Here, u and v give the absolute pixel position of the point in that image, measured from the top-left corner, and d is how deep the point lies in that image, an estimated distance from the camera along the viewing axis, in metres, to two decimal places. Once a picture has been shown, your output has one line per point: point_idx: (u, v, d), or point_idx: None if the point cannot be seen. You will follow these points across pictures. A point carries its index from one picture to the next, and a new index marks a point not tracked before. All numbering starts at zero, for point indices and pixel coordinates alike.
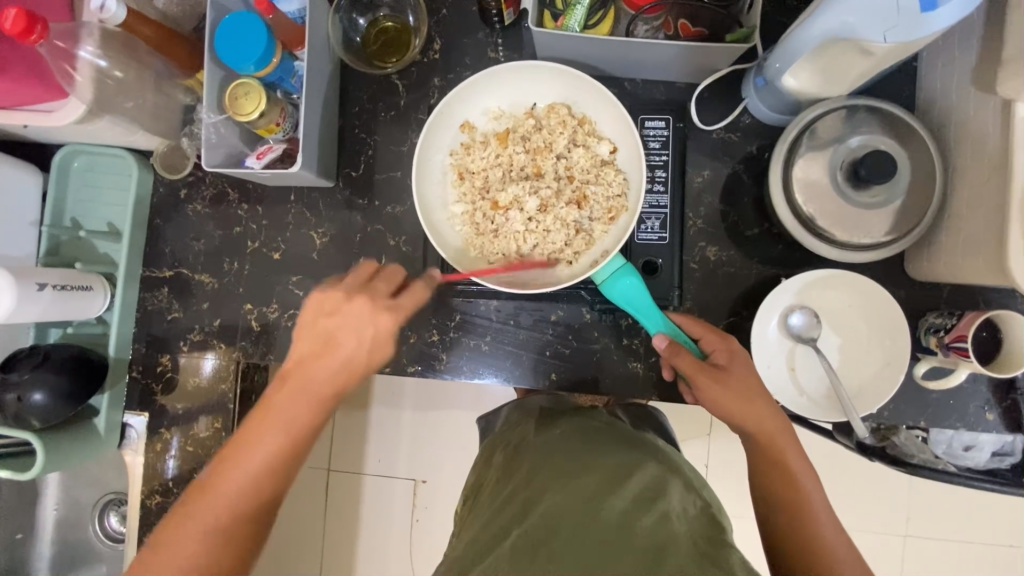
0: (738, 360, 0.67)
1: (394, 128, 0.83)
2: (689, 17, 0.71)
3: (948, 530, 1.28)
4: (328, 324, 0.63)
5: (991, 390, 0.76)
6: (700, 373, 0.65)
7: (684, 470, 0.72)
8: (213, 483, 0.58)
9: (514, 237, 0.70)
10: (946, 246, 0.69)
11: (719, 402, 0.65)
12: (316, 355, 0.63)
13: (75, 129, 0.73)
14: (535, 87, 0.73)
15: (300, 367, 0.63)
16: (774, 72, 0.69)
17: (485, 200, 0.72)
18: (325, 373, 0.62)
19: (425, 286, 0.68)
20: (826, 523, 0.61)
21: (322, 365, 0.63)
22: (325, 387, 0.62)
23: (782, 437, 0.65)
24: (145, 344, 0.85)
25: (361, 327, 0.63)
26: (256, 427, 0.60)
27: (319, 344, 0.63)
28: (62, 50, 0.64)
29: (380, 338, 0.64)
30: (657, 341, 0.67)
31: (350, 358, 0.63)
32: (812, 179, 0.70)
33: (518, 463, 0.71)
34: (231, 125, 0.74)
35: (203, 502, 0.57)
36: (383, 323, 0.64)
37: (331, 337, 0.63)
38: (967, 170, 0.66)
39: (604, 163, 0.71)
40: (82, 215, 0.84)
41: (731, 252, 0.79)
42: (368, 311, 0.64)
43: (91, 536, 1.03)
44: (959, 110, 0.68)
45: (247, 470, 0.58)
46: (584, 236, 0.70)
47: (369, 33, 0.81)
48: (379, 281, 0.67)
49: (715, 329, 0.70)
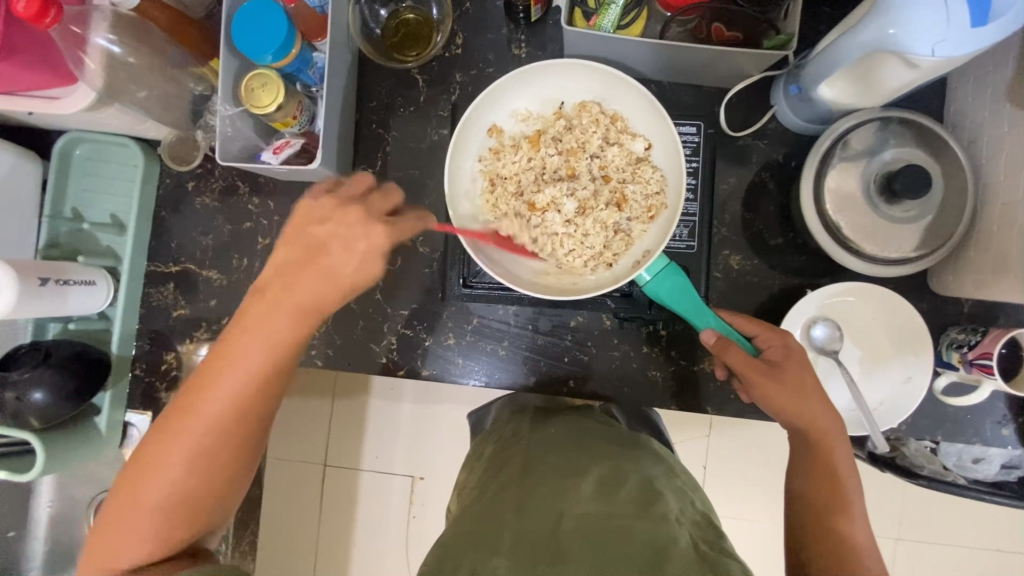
0: (795, 354, 0.66)
1: (413, 124, 0.81)
2: (724, 21, 0.69)
3: (939, 533, 1.30)
4: (318, 231, 0.56)
5: (1008, 407, 0.76)
6: (754, 371, 0.64)
7: (678, 472, 0.72)
8: (198, 394, 0.53)
9: (553, 240, 0.68)
10: (972, 263, 0.68)
11: (772, 397, 0.64)
12: (302, 263, 0.56)
13: (81, 116, 0.69)
14: (566, 85, 0.71)
15: (285, 273, 0.56)
16: (810, 81, 0.67)
17: (521, 203, 0.69)
18: (311, 282, 0.55)
19: (418, 220, 0.61)
20: (862, 530, 0.60)
21: (311, 278, 0.55)
22: (309, 298, 0.55)
23: (834, 436, 0.64)
24: (148, 341, 0.83)
25: (349, 240, 0.56)
26: (241, 338, 0.54)
27: (306, 251, 0.56)
28: (76, 36, 0.61)
29: (368, 257, 0.56)
30: (704, 337, 0.66)
31: (336, 270, 0.56)
32: (845, 192, 0.70)
33: (514, 457, 0.70)
34: (246, 118, 0.71)
35: (186, 413, 0.53)
36: (375, 236, 0.56)
37: (321, 244, 0.56)
38: (998, 186, 0.66)
39: (639, 161, 0.69)
40: (83, 205, 0.81)
41: (755, 261, 0.78)
42: (361, 221, 0.56)
43: (85, 534, 1.00)
44: (993, 125, 0.67)
45: (226, 387, 0.53)
46: (625, 236, 0.68)
47: (389, 25, 0.80)
48: (373, 195, 0.59)
49: (768, 325, 0.68)
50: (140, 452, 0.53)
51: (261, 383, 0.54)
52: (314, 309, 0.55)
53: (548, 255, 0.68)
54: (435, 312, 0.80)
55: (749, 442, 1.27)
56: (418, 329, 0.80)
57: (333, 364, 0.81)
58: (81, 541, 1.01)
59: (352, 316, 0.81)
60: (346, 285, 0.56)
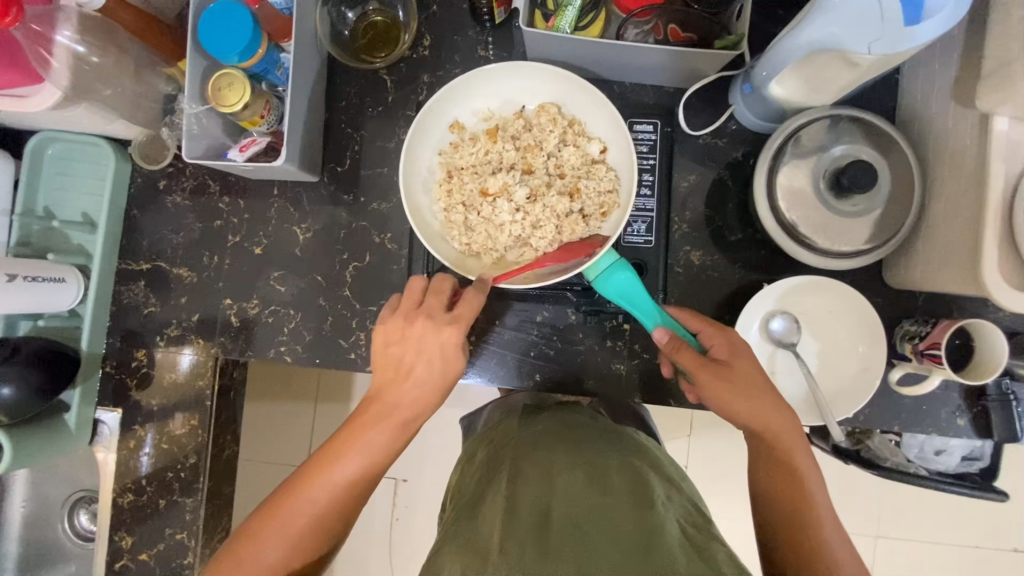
0: (739, 354, 0.67)
1: (381, 123, 0.82)
2: (679, 22, 0.72)
3: (918, 531, 1.31)
4: (399, 349, 0.65)
5: (962, 397, 0.78)
6: (702, 369, 0.65)
7: (665, 466, 0.73)
8: (295, 492, 0.60)
9: (502, 229, 0.70)
10: (922, 255, 0.70)
11: (722, 398, 0.65)
12: (396, 376, 0.65)
13: (49, 115, 0.70)
14: (527, 87, 0.73)
15: (387, 385, 0.65)
16: (760, 79, 0.69)
17: (473, 194, 0.71)
18: (406, 396, 0.64)
19: (477, 292, 0.66)
20: (829, 523, 0.61)
21: (410, 385, 0.64)
22: (405, 410, 0.63)
23: (788, 433, 0.65)
24: (120, 338, 0.84)
25: (428, 348, 0.65)
26: (347, 447, 0.61)
27: (395, 368, 0.65)
28: (38, 34, 0.62)
29: (447, 355, 0.66)
30: (658, 335, 0.67)
31: (426, 380, 0.65)
32: (796, 187, 0.72)
33: (503, 458, 0.71)
34: (213, 117, 0.72)
35: (285, 510, 0.59)
36: (447, 337, 0.65)
37: (405, 360, 0.65)
38: (944, 181, 0.68)
39: (594, 162, 0.71)
40: (55, 204, 0.82)
41: (715, 256, 0.80)
42: (431, 329, 0.65)
43: (60, 534, 1.01)
44: (937, 121, 0.69)
45: (329, 483, 0.60)
46: (574, 229, 0.69)
47: (357, 27, 0.80)
48: (428, 296, 0.68)
49: (714, 324, 0.69)
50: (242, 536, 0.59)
51: (354, 485, 0.60)
52: (409, 418, 0.64)
53: (498, 244, 0.70)
54: None
55: (727, 440, 1.28)
56: None
57: (304, 360, 0.82)
58: (56, 541, 1.01)
59: (321, 313, 0.82)
60: (434, 389, 0.65)
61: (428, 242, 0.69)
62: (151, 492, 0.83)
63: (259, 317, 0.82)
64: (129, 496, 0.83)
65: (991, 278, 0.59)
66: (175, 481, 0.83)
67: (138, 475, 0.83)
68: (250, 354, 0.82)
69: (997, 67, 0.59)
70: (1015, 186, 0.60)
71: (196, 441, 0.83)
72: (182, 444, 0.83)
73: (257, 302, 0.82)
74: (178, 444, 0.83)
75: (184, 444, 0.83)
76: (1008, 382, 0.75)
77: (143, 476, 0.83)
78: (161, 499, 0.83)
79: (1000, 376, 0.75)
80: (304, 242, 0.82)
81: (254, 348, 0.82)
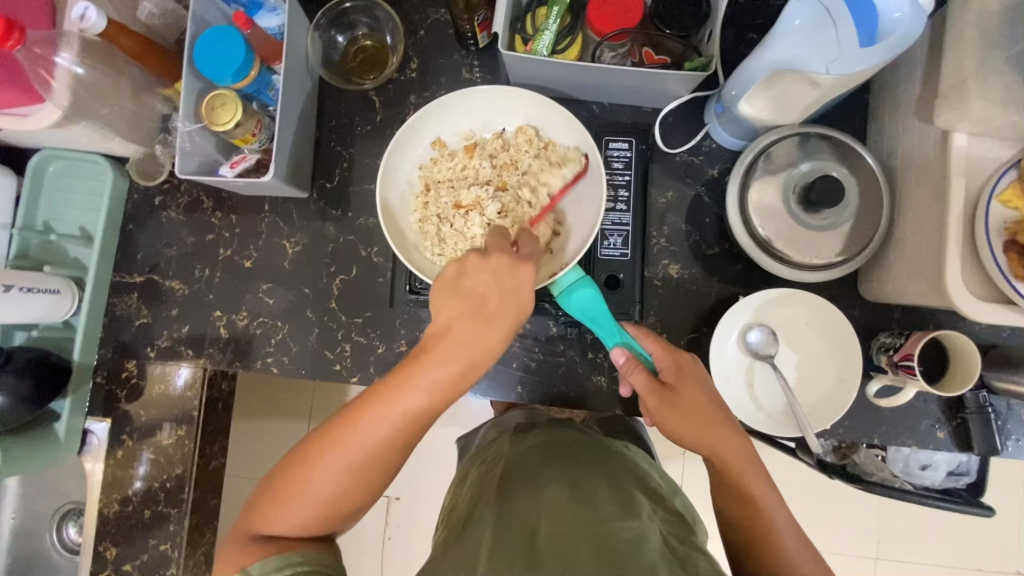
0: (688, 376, 0.68)
1: (370, 142, 0.85)
2: (652, 46, 0.75)
3: (919, 553, 1.29)
4: (472, 284, 0.61)
5: (941, 409, 0.78)
6: (651, 394, 0.66)
7: (653, 479, 0.74)
8: (320, 453, 0.58)
9: (473, 240, 0.73)
10: (893, 268, 0.71)
11: (668, 423, 0.66)
12: (467, 315, 0.60)
13: (49, 133, 0.74)
14: (506, 108, 0.76)
15: (458, 320, 0.60)
16: (730, 99, 0.72)
17: (448, 206, 0.74)
18: (476, 341, 0.59)
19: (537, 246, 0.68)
20: (790, 541, 0.61)
21: (487, 328, 0.60)
22: (476, 353, 0.59)
23: (744, 455, 0.65)
24: (112, 349, 0.86)
25: (504, 281, 0.61)
26: (402, 389, 0.58)
27: (468, 303, 0.60)
28: (39, 57, 0.65)
29: (522, 294, 0.61)
30: (614, 356, 0.68)
31: (501, 316, 0.60)
32: (767, 203, 0.74)
33: (494, 473, 0.72)
34: (205, 134, 0.76)
35: (313, 466, 0.57)
36: (522, 276, 0.62)
37: (478, 296, 0.60)
38: (909, 195, 0.70)
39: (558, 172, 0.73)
40: (54, 219, 0.85)
41: (693, 270, 0.82)
42: (508, 265, 0.62)
43: (47, 545, 1.02)
44: (902, 136, 0.72)
45: (358, 447, 0.57)
46: (542, 242, 0.73)
47: (348, 51, 0.84)
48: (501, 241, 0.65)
49: (669, 346, 0.69)
50: (291, 468, 0.58)
51: (411, 428, 0.58)
52: (475, 362, 0.59)
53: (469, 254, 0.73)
54: (389, 319, 0.83)
55: None
56: (373, 336, 0.83)
57: (291, 371, 0.83)
58: (43, 553, 1.02)
59: (308, 325, 0.84)
60: (510, 329, 0.61)
61: (402, 248, 0.73)
62: (137, 503, 0.84)
63: (248, 329, 0.84)
64: (115, 507, 0.84)
65: (955, 290, 0.61)
66: (160, 492, 0.84)
67: (124, 487, 0.84)
68: (238, 365, 0.84)
69: (953, 86, 0.61)
70: (975, 199, 0.62)
71: (184, 452, 0.84)
72: (170, 455, 0.84)
73: (246, 314, 0.84)
74: (166, 456, 0.84)
75: (170, 455, 0.84)
76: (986, 395, 0.75)
77: (131, 488, 0.84)
78: (146, 510, 0.84)
79: (977, 388, 0.76)
80: (293, 255, 0.85)
81: (242, 359, 0.84)
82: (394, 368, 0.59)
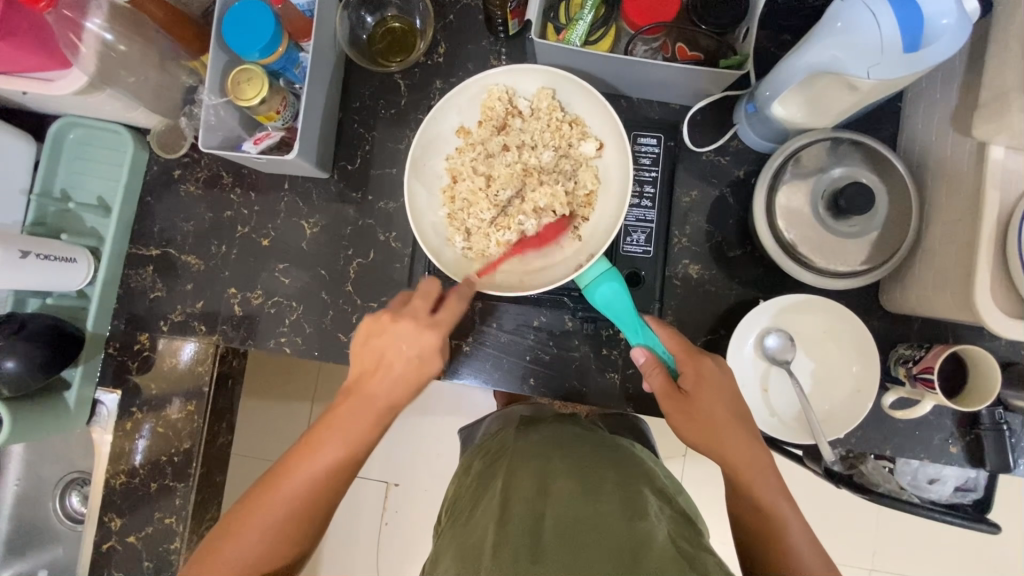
0: (709, 384, 0.67)
1: (393, 126, 0.85)
2: (686, 41, 0.74)
3: (916, 567, 1.28)
4: (378, 343, 0.67)
5: (955, 424, 0.77)
6: (666, 400, 0.66)
7: (660, 478, 0.73)
8: (225, 544, 0.60)
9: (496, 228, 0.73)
10: (918, 280, 0.71)
11: (679, 428, 0.67)
12: (366, 377, 0.66)
13: (74, 100, 0.73)
14: (520, 82, 0.75)
15: (360, 380, 0.66)
16: (764, 100, 0.71)
17: (470, 196, 0.74)
18: (383, 391, 0.66)
19: (460, 297, 0.69)
20: (803, 550, 0.62)
21: (383, 391, 0.65)
22: (386, 402, 0.65)
23: (756, 472, 0.65)
24: (125, 321, 0.86)
25: (410, 345, 0.66)
26: (308, 454, 0.63)
27: (370, 362, 0.66)
28: (70, 21, 0.65)
29: (425, 355, 0.67)
30: (635, 355, 0.69)
31: (403, 372, 0.66)
32: (794, 208, 0.73)
33: (500, 466, 0.72)
34: (229, 109, 0.75)
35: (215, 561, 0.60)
36: (428, 339, 0.66)
37: (382, 356, 0.66)
38: (941, 207, 0.68)
39: (563, 155, 0.74)
40: (72, 187, 0.85)
41: (713, 271, 0.81)
42: (413, 330, 0.66)
43: (50, 513, 1.03)
44: (936, 145, 0.70)
45: (259, 531, 0.60)
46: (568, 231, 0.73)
47: (375, 32, 0.83)
48: (417, 299, 0.68)
49: (691, 350, 0.68)
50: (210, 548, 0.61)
51: (312, 495, 0.62)
52: (383, 412, 0.65)
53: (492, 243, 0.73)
54: None
55: None
56: None
57: (303, 352, 0.83)
58: (46, 519, 1.03)
59: (322, 307, 0.83)
60: (412, 379, 0.66)
61: (426, 240, 0.73)
62: (144, 476, 0.84)
63: (261, 307, 0.84)
64: (122, 479, 0.84)
65: (983, 306, 0.60)
66: (168, 465, 0.84)
67: (131, 458, 0.84)
68: (250, 343, 0.83)
69: (994, 97, 0.60)
70: (1008, 215, 0.61)
71: (192, 427, 0.84)
72: (178, 428, 0.84)
73: (261, 293, 0.84)
74: (174, 430, 0.84)
75: (179, 430, 0.84)
76: (1002, 412, 0.74)
77: (137, 461, 0.84)
78: (153, 483, 0.84)
79: (994, 405, 0.75)
80: (310, 236, 0.84)
81: (254, 337, 0.83)
82: (301, 439, 0.64)
